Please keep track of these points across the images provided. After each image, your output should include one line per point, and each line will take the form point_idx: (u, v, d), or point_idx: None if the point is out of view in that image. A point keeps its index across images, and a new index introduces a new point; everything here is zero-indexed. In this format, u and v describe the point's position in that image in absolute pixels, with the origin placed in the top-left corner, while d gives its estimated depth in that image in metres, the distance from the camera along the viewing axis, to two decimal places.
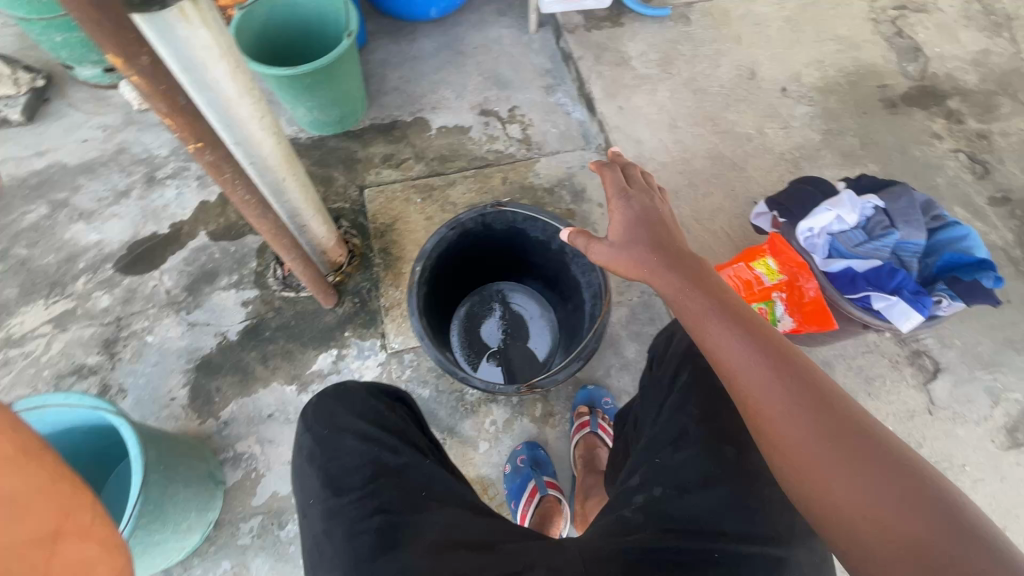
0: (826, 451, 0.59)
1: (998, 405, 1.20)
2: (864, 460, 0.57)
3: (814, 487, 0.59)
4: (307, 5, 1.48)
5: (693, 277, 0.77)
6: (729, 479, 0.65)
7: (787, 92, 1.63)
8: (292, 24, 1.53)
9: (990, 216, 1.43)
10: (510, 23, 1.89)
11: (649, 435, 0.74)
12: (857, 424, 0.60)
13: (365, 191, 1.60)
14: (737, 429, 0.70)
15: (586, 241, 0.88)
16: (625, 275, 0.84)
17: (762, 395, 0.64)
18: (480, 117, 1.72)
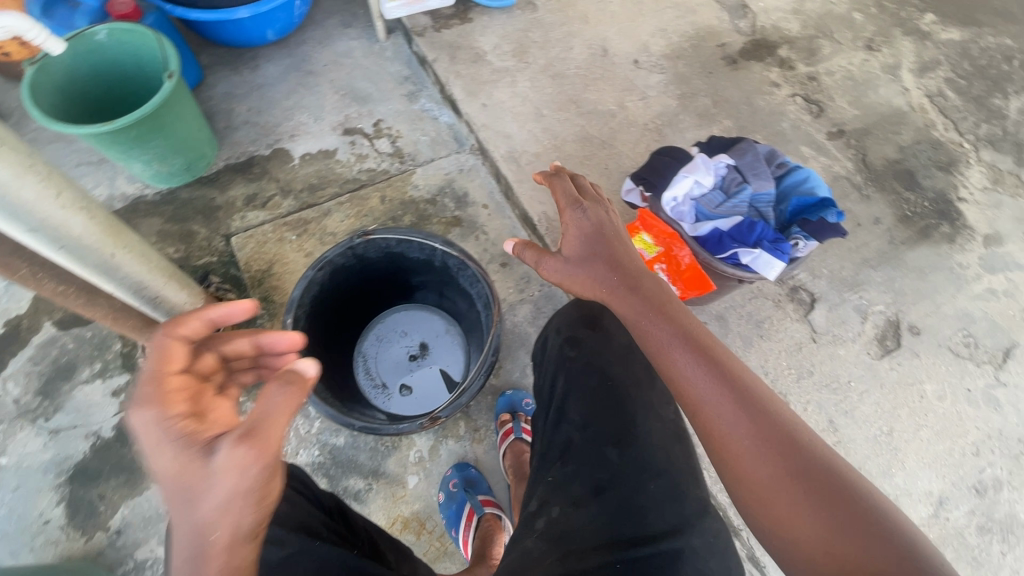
0: (791, 488, 0.62)
1: (867, 320, 1.33)
2: (826, 495, 0.61)
3: (782, 519, 0.62)
4: (114, 47, 1.32)
5: (653, 304, 0.78)
6: (615, 483, 0.68)
7: (639, 63, 1.68)
8: (103, 70, 1.35)
9: (831, 150, 1.58)
10: (358, 34, 1.80)
11: (541, 452, 0.77)
12: (818, 459, 0.64)
13: (232, 240, 1.46)
14: (619, 430, 0.72)
15: (539, 256, 0.86)
16: (580, 292, 0.84)
17: (730, 428, 0.67)
18: (345, 137, 1.63)
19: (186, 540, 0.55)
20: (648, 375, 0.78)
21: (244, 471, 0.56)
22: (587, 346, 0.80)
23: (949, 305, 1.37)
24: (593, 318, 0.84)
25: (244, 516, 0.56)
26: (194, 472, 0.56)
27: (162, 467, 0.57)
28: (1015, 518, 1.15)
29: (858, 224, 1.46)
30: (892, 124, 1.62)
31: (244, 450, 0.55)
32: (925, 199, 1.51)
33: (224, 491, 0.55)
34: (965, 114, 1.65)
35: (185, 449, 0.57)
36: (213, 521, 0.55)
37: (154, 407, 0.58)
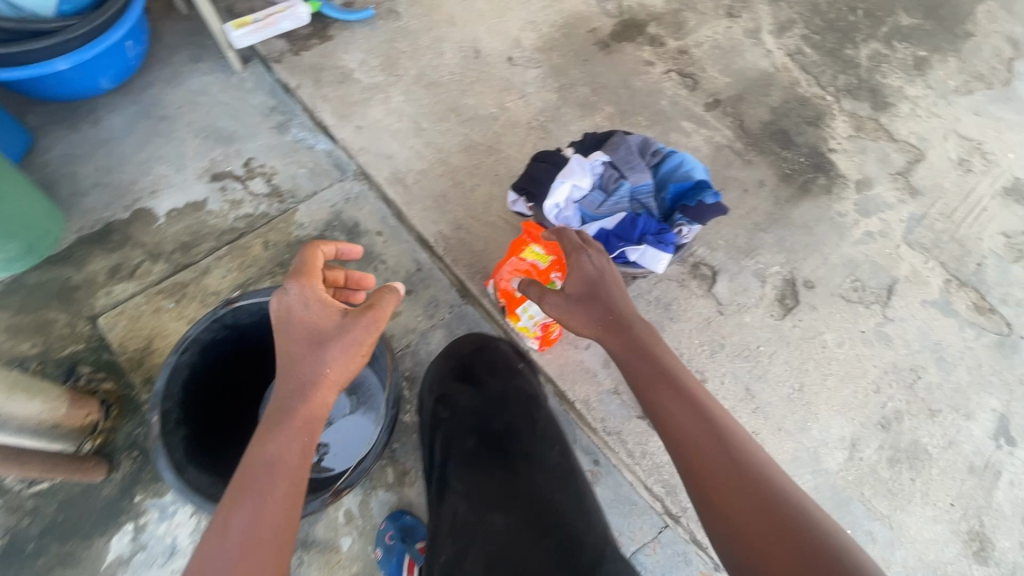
0: (761, 521, 0.63)
1: (766, 283, 1.38)
2: (792, 534, 0.61)
3: (750, 554, 0.62)
4: None
5: (637, 342, 0.84)
6: (506, 548, 0.68)
7: (514, 60, 1.65)
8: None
9: (710, 121, 1.61)
10: (210, 67, 1.64)
11: (433, 533, 0.74)
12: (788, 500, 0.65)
13: (99, 320, 1.30)
14: (498, 495, 0.74)
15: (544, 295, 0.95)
16: (579, 329, 0.91)
17: (708, 452, 0.70)
18: (214, 184, 1.48)
19: (311, 365, 0.78)
20: (525, 419, 0.86)
21: (367, 329, 0.82)
22: (459, 404, 0.88)
23: (835, 254, 1.45)
24: (465, 373, 0.93)
25: (352, 360, 0.81)
26: (330, 325, 0.81)
27: (304, 318, 0.81)
28: (918, 443, 1.24)
29: (745, 190, 1.51)
30: (761, 87, 1.68)
31: (369, 317, 0.82)
32: (801, 155, 1.58)
33: (350, 338, 0.80)
34: (824, 68, 1.73)
35: (324, 310, 0.82)
36: (335, 358, 0.79)
37: (309, 279, 0.83)
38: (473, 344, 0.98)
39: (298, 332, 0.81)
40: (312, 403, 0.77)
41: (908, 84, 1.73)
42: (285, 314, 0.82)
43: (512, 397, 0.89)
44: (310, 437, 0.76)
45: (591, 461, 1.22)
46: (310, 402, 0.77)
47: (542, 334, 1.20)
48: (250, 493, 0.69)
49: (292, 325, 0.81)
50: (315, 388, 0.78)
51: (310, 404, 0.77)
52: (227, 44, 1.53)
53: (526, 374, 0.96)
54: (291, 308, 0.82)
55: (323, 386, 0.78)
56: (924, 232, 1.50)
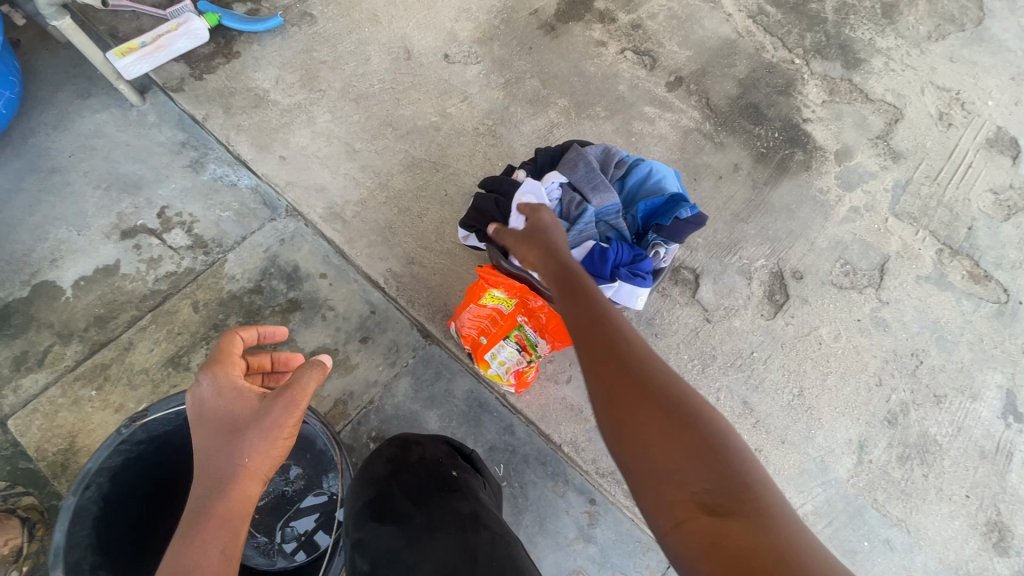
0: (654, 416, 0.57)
1: (752, 280, 1.28)
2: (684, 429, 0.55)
3: (638, 454, 0.55)
4: None
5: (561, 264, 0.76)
6: None
7: (450, 57, 1.46)
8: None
9: (674, 103, 1.46)
10: (103, 102, 1.40)
11: None
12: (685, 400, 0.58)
13: (11, 424, 1.13)
14: None
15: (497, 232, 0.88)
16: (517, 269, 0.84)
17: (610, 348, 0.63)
18: (126, 242, 1.28)
19: (223, 462, 0.63)
20: (464, 557, 0.74)
21: (288, 407, 0.66)
22: (377, 551, 0.74)
23: (821, 237, 1.34)
24: (380, 504, 0.79)
25: (275, 448, 0.65)
26: (245, 410, 0.66)
27: (215, 407, 0.66)
28: (927, 435, 1.18)
29: (720, 177, 1.38)
30: (725, 57, 1.53)
31: (287, 397, 0.66)
32: (775, 130, 1.45)
33: (268, 422, 0.64)
34: (789, 28, 1.59)
35: (238, 394, 0.67)
36: (253, 447, 0.64)
37: (220, 365, 0.69)
38: (386, 462, 0.84)
39: (207, 427, 0.65)
40: (228, 507, 0.61)
41: (879, 36, 1.60)
42: (194, 409, 0.67)
43: (441, 525, 0.78)
44: (230, 544, 0.59)
45: (587, 501, 1.12)
46: (225, 505, 0.61)
47: (518, 380, 1.03)
48: None
49: (203, 416, 0.66)
50: (230, 488, 0.62)
51: (226, 505, 0.61)
52: (115, 75, 1.31)
53: (461, 484, 0.84)
54: (199, 399, 0.67)
55: (241, 484, 0.62)
56: (910, 200, 1.40)
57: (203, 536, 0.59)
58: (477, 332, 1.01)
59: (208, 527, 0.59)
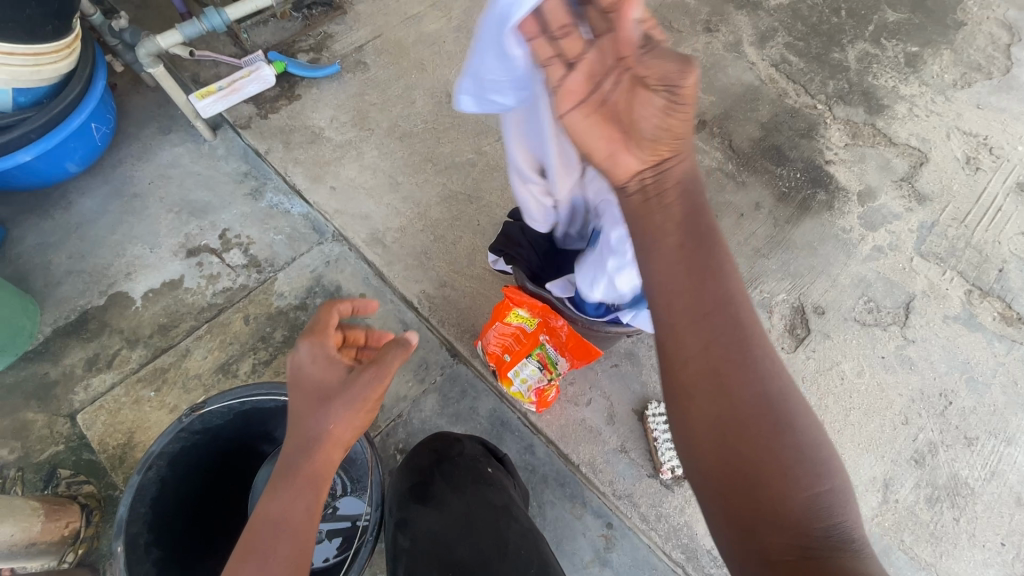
0: (763, 446, 0.56)
1: (773, 313, 1.30)
2: (789, 465, 0.56)
3: (741, 479, 0.56)
4: None
5: (686, 209, 0.65)
6: None
7: None
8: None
9: (698, 144, 1.54)
10: (180, 138, 1.59)
11: None
12: (797, 426, 0.57)
13: (78, 418, 1.25)
14: None
15: (655, 55, 0.59)
16: (601, 112, 0.67)
17: (729, 356, 0.59)
18: (190, 260, 1.43)
19: (313, 425, 0.70)
20: (496, 545, 0.80)
21: (372, 381, 0.71)
22: (418, 530, 0.81)
23: (844, 274, 1.36)
24: (424, 490, 0.85)
25: (358, 419, 0.72)
26: (335, 380, 0.72)
27: (310, 371, 0.73)
28: (957, 478, 1.15)
29: (741, 215, 1.43)
30: (748, 102, 1.60)
31: (371, 374, 0.71)
32: (797, 171, 1.50)
33: (352, 394, 0.70)
34: (812, 75, 1.66)
35: (331, 365, 0.73)
36: (340, 415, 0.70)
37: (318, 332, 0.75)
38: (432, 452, 0.89)
39: (302, 389, 0.73)
40: (312, 468, 0.69)
41: (902, 83, 1.65)
42: (293, 371, 0.74)
43: (477, 514, 0.83)
44: (313, 501, 0.68)
45: (604, 525, 1.13)
46: (311, 465, 0.69)
47: (538, 399, 1.11)
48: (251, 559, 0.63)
49: (302, 378, 0.73)
50: (317, 451, 0.69)
51: (311, 467, 0.69)
52: (194, 115, 1.49)
53: (496, 479, 0.89)
54: (298, 362, 0.74)
55: (327, 448, 0.70)
56: (937, 241, 1.41)
57: (294, 491, 0.67)
58: (502, 349, 1.08)
59: (297, 483, 0.68)
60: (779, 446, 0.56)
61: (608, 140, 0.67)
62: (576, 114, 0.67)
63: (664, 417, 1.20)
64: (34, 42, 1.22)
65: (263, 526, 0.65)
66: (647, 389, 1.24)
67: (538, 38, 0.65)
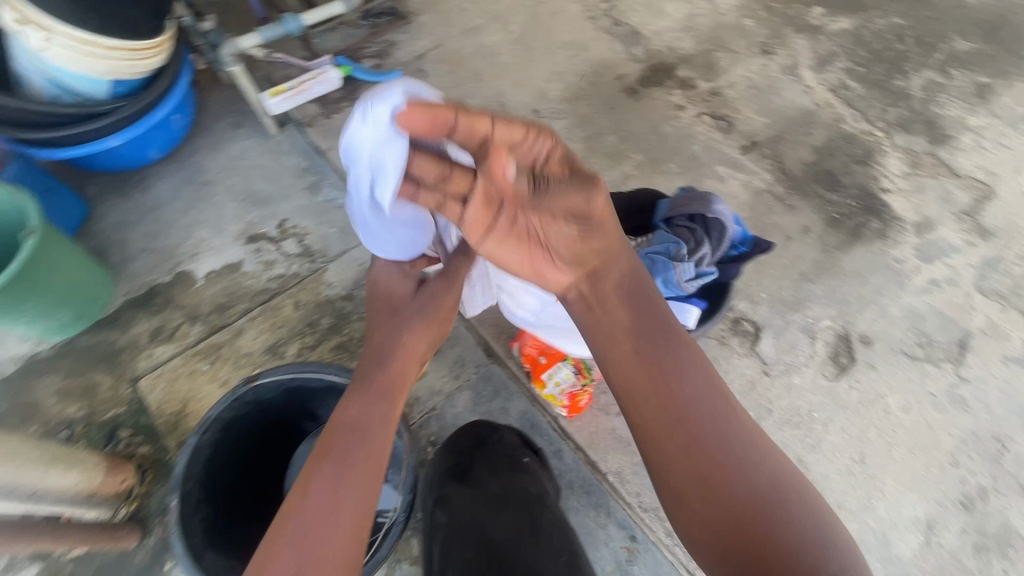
0: (742, 494, 0.66)
1: (817, 339, 1.27)
2: (770, 508, 0.65)
3: (734, 525, 0.65)
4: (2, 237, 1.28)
5: (635, 303, 0.81)
6: None
7: (540, 112, 1.64)
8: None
9: (747, 164, 1.53)
10: (249, 132, 1.70)
11: None
12: (771, 476, 0.68)
13: (140, 383, 1.34)
14: None
15: (552, 190, 0.73)
16: (513, 236, 0.78)
17: (700, 422, 0.71)
18: (250, 246, 1.52)
19: (392, 326, 0.91)
20: (529, 527, 0.81)
21: (440, 293, 0.94)
22: (456, 508, 0.85)
23: (895, 305, 1.32)
24: (464, 471, 0.90)
25: (428, 321, 0.92)
26: (407, 293, 0.95)
27: (387, 285, 0.96)
28: (1009, 528, 1.09)
29: (789, 238, 1.41)
30: (802, 126, 1.59)
31: (440, 286, 0.94)
32: (850, 198, 1.47)
33: (425, 301, 0.92)
34: (871, 102, 1.63)
35: (403, 279, 0.96)
36: (413, 317, 0.91)
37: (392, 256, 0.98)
38: (473, 437, 0.94)
39: (380, 300, 0.95)
40: (390, 368, 0.86)
41: (969, 114, 1.59)
42: (373, 288, 0.97)
43: (512, 497, 0.86)
44: (393, 387, 0.86)
45: (627, 536, 1.13)
46: (390, 364, 0.87)
47: (571, 403, 1.12)
48: (334, 454, 0.75)
49: (382, 291, 0.96)
50: (395, 344, 0.89)
51: (390, 363, 0.87)
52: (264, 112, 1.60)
53: (532, 469, 0.92)
54: (378, 281, 0.97)
55: (403, 342, 0.89)
56: (999, 278, 1.35)
57: (377, 376, 0.85)
58: (538, 351, 1.11)
59: (380, 369, 0.86)
60: (758, 494, 0.66)
61: (523, 254, 0.81)
62: (489, 243, 0.79)
63: None
64: (134, 39, 1.35)
65: (337, 426, 0.80)
66: None
67: (419, 192, 0.74)
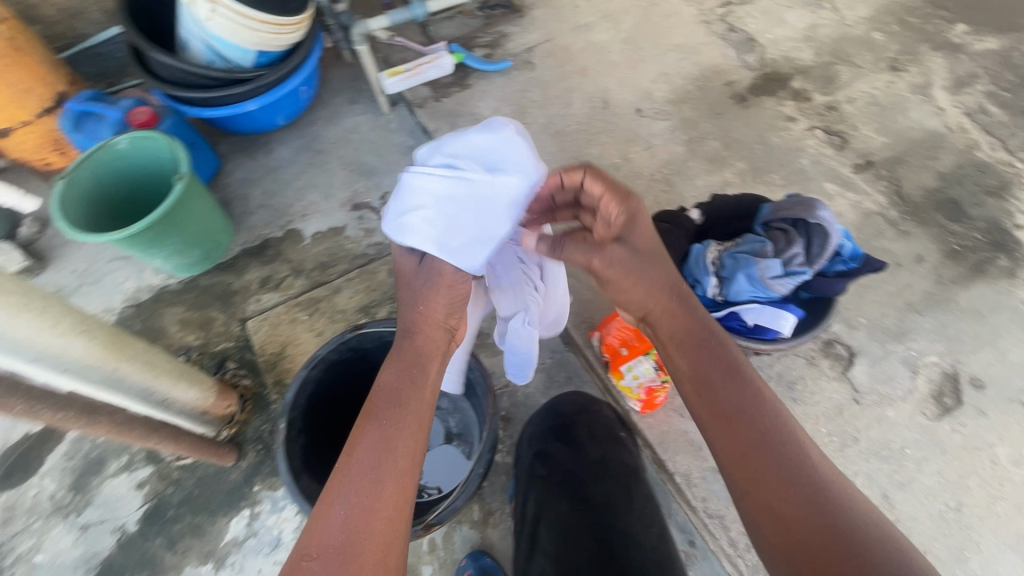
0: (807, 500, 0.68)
1: (919, 375, 1.19)
2: (833, 513, 0.66)
3: (798, 525, 0.66)
4: (155, 177, 1.47)
5: (700, 330, 0.87)
6: None
7: (642, 111, 1.64)
8: (107, 174, 1.41)
9: (859, 184, 1.45)
10: (363, 109, 1.83)
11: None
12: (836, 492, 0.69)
13: (248, 323, 1.49)
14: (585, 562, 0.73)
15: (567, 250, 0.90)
16: None
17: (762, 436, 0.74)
18: (354, 213, 1.64)
19: (411, 301, 0.92)
20: (624, 494, 0.83)
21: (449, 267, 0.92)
22: (556, 463, 0.87)
23: (1015, 351, 1.21)
24: (564, 432, 0.92)
25: (442, 291, 0.92)
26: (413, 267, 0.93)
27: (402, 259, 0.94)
28: None
29: (899, 264, 1.32)
30: (928, 149, 1.48)
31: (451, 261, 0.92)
32: (975, 230, 1.36)
33: (436, 275, 0.92)
34: (1013, 130, 1.49)
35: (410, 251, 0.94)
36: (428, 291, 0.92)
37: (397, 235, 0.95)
38: (575, 405, 0.96)
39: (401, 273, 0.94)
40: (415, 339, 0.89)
41: None
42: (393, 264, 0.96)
43: (611, 464, 0.87)
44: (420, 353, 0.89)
45: (686, 541, 1.12)
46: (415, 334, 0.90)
47: (647, 398, 1.13)
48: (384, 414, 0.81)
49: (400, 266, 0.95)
50: (417, 316, 0.91)
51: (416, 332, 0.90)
52: (381, 90, 1.71)
53: (627, 443, 0.92)
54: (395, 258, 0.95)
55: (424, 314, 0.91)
56: None
57: (403, 345, 0.89)
58: (620, 343, 1.12)
59: (406, 339, 0.89)
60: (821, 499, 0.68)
61: None
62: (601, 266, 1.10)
63: None
64: (282, 16, 1.49)
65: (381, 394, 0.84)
66: None
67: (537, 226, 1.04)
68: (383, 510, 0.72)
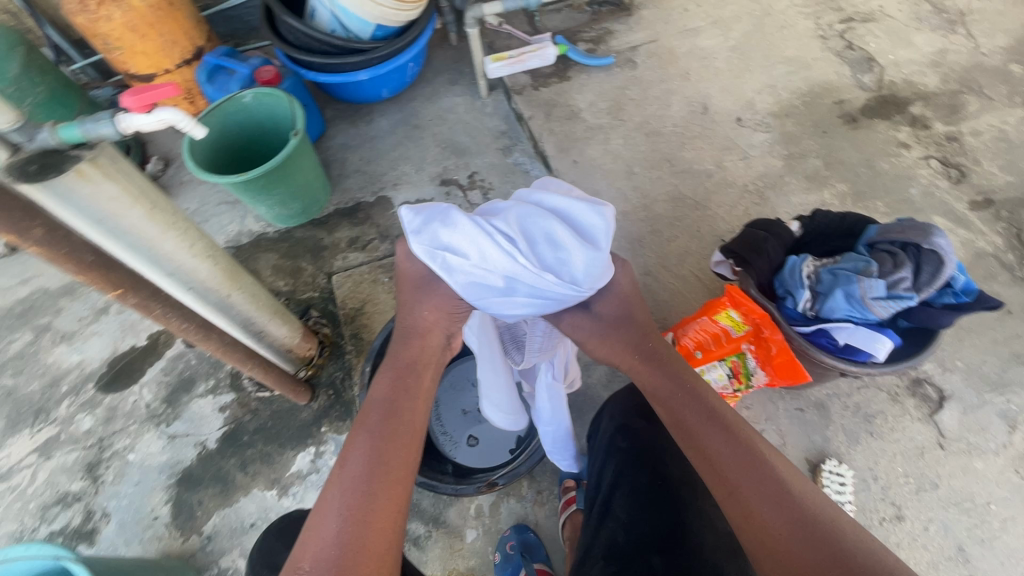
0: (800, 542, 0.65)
1: (1016, 430, 1.11)
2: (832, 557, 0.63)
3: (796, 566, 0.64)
4: (269, 132, 1.60)
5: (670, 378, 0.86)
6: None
7: (742, 121, 1.61)
8: (232, 126, 1.55)
9: (975, 222, 1.36)
10: (462, 91, 1.90)
11: (591, 544, 0.81)
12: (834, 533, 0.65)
13: (333, 278, 1.59)
14: (654, 535, 0.76)
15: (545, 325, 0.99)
16: None
17: (745, 482, 0.72)
18: (442, 188, 1.71)
19: (412, 310, 0.97)
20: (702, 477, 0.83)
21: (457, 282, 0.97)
22: (638, 436, 0.88)
23: None
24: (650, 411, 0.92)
25: (445, 301, 0.98)
26: (417, 274, 0.99)
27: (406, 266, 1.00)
28: None
29: (1010, 311, 1.23)
30: None
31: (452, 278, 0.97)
32: None
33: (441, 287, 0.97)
34: None
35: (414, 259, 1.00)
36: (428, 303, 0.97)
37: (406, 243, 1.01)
38: None
39: (405, 282, 1.00)
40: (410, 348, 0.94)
41: None
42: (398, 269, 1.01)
43: None
44: (417, 358, 0.93)
45: None
46: (411, 342, 0.94)
47: None
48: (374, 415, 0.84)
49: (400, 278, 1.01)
50: (418, 325, 0.96)
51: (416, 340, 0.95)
52: (483, 73, 1.76)
53: None
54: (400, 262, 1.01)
55: (425, 325, 0.96)
56: None
57: (399, 352, 0.93)
58: (695, 345, 1.09)
59: (402, 346, 0.94)
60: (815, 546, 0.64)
61: None
62: None
63: (842, 478, 1.08)
64: None
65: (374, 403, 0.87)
66: (829, 446, 1.13)
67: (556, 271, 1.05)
68: (376, 519, 0.72)
